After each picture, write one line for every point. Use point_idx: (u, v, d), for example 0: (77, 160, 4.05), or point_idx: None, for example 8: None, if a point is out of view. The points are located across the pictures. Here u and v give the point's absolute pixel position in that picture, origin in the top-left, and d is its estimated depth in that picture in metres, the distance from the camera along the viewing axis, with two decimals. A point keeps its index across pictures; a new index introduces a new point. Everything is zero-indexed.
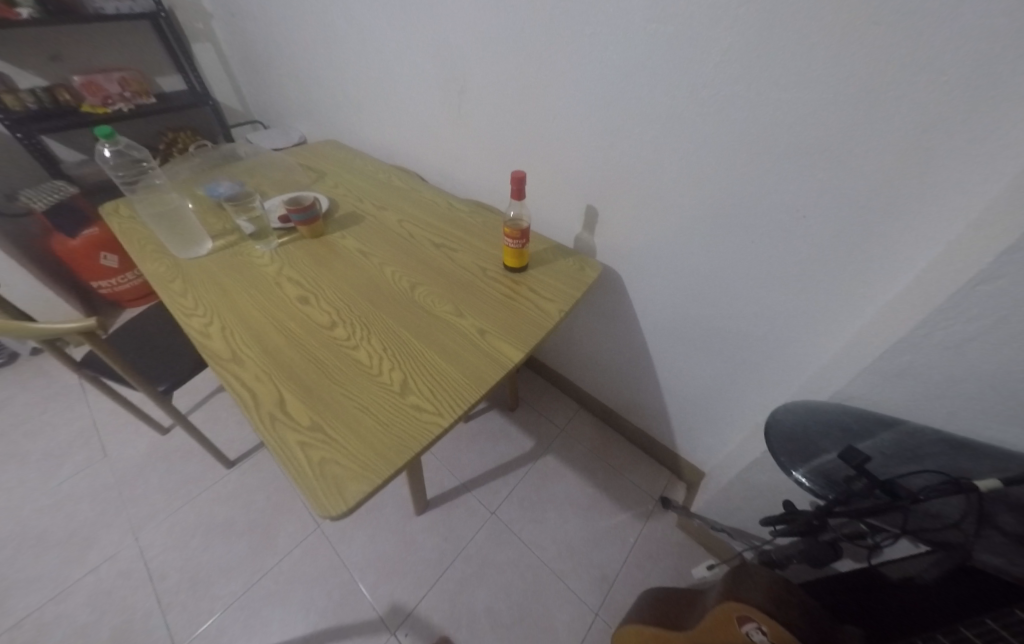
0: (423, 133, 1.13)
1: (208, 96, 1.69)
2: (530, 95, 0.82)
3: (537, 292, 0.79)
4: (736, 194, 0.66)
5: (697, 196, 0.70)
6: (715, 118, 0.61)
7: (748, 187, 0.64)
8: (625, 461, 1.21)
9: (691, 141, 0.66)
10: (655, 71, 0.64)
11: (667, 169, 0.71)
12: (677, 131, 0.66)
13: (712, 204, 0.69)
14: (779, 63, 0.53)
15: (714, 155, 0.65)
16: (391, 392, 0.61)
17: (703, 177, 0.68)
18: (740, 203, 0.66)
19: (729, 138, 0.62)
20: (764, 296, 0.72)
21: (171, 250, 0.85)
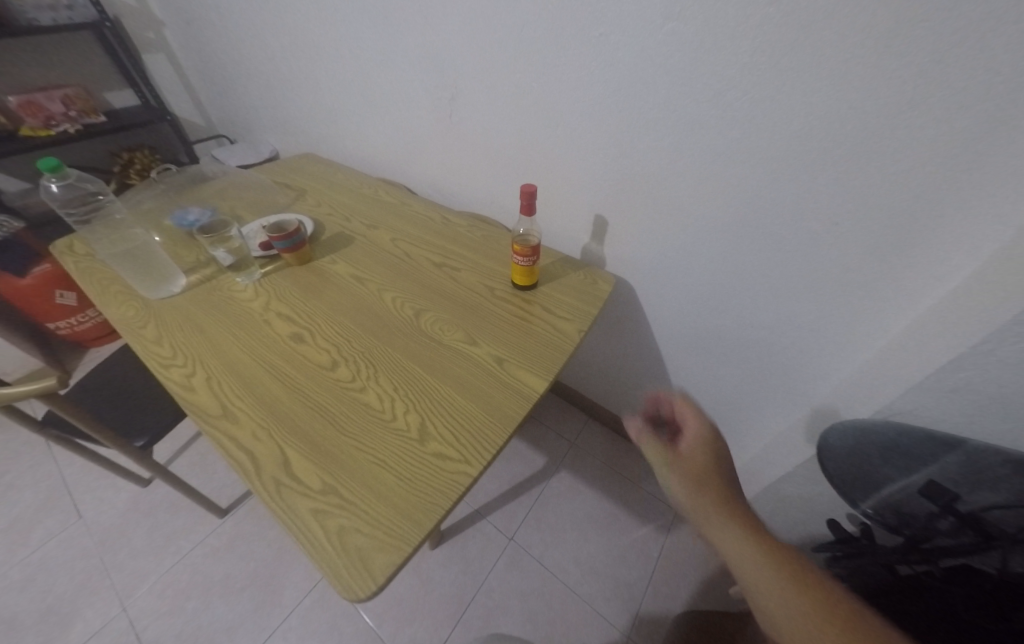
0: (411, 144, 1.06)
1: (165, 111, 1.57)
2: (530, 101, 0.76)
3: (551, 310, 0.74)
4: (762, 199, 0.62)
5: (717, 200, 0.66)
6: (738, 121, 0.58)
7: (774, 187, 0.60)
8: (639, 472, 1.18)
9: (709, 147, 0.62)
10: (675, 70, 0.59)
11: (684, 174, 0.67)
12: (697, 134, 0.62)
13: (733, 208, 0.65)
14: (819, 57, 0.48)
15: (737, 159, 0.61)
16: (409, 440, 0.54)
17: (725, 180, 0.63)
18: (766, 207, 0.62)
19: (751, 143, 0.58)
20: (792, 302, 0.68)
21: (135, 291, 0.76)
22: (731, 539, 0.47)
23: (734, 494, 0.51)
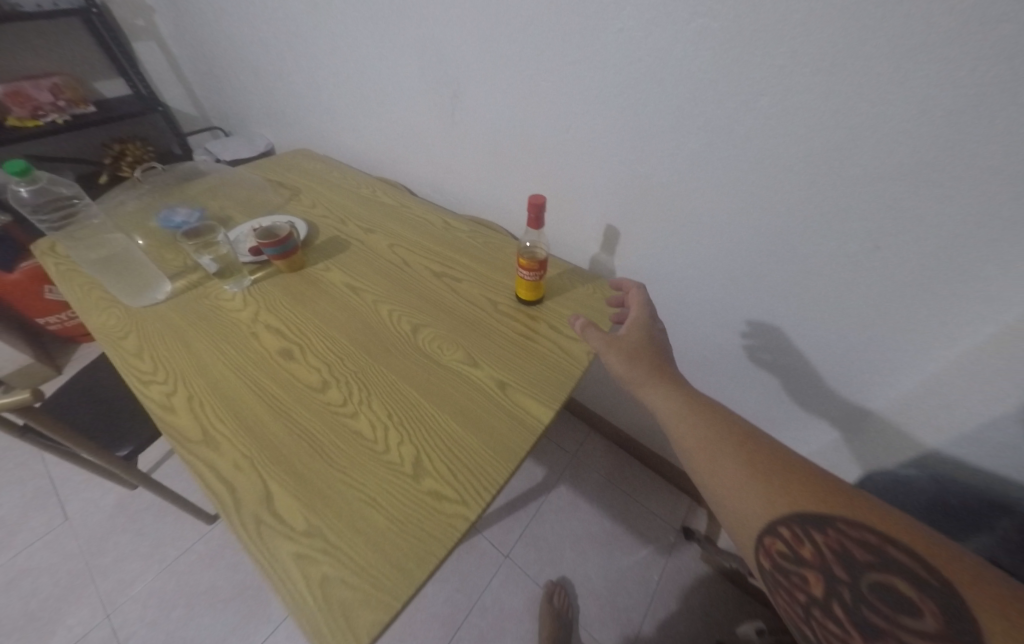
0: (410, 142, 1.01)
1: (156, 102, 1.52)
2: (538, 101, 0.71)
3: (557, 329, 0.69)
4: (789, 217, 0.57)
5: (741, 214, 0.61)
6: (770, 131, 0.52)
7: (806, 205, 0.54)
8: (642, 488, 1.14)
9: (733, 159, 0.57)
10: (704, 72, 0.53)
11: (707, 185, 0.61)
12: (722, 143, 0.56)
13: (759, 223, 0.60)
14: (871, 61, 0.42)
15: (767, 171, 0.55)
16: (402, 476, 0.50)
17: (752, 194, 0.58)
18: (796, 225, 0.57)
19: (782, 155, 0.53)
20: (815, 326, 0.63)
21: (115, 299, 0.71)
22: (658, 398, 0.54)
23: (663, 367, 0.58)
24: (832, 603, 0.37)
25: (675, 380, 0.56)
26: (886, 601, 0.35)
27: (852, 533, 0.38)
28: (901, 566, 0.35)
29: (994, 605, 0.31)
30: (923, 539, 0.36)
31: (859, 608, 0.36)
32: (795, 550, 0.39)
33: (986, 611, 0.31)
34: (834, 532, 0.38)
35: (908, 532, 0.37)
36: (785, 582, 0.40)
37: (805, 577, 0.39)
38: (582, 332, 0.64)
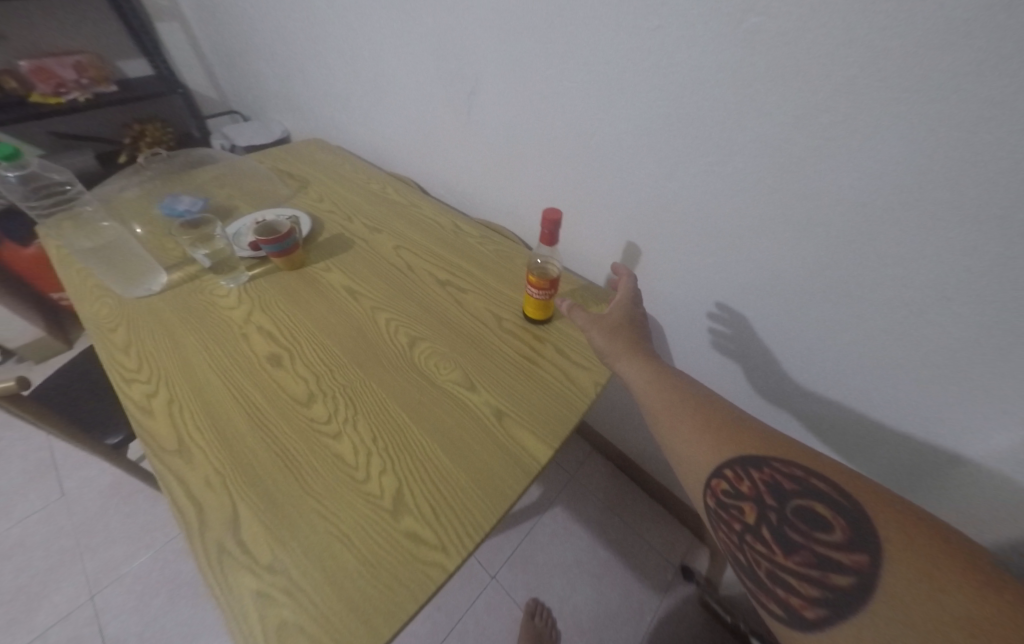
0: (423, 138, 0.97)
1: (178, 84, 1.51)
2: (559, 107, 0.66)
3: (563, 354, 0.64)
4: (830, 259, 0.49)
5: (779, 247, 0.53)
6: (825, 153, 0.44)
7: (860, 244, 0.46)
8: (642, 518, 1.08)
9: (774, 185, 0.50)
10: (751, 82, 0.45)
11: (742, 210, 0.54)
12: (764, 164, 0.49)
13: (799, 259, 0.52)
14: (972, 79, 0.33)
15: (816, 201, 0.47)
16: (381, 512, 0.46)
17: (795, 225, 0.50)
18: (843, 265, 0.49)
19: (834, 185, 0.45)
20: (850, 376, 0.56)
21: (105, 289, 0.68)
22: (630, 362, 0.57)
23: (637, 337, 0.60)
24: (761, 526, 0.41)
25: (646, 348, 0.58)
26: (805, 522, 0.39)
27: (783, 468, 0.42)
28: (826, 495, 0.39)
29: (893, 520, 0.36)
30: (842, 474, 0.41)
31: (782, 529, 0.40)
32: (735, 486, 0.43)
33: (886, 524, 0.36)
34: (769, 469, 0.42)
35: (831, 469, 0.41)
36: (724, 515, 0.43)
37: (741, 507, 0.42)
38: (569, 313, 0.64)
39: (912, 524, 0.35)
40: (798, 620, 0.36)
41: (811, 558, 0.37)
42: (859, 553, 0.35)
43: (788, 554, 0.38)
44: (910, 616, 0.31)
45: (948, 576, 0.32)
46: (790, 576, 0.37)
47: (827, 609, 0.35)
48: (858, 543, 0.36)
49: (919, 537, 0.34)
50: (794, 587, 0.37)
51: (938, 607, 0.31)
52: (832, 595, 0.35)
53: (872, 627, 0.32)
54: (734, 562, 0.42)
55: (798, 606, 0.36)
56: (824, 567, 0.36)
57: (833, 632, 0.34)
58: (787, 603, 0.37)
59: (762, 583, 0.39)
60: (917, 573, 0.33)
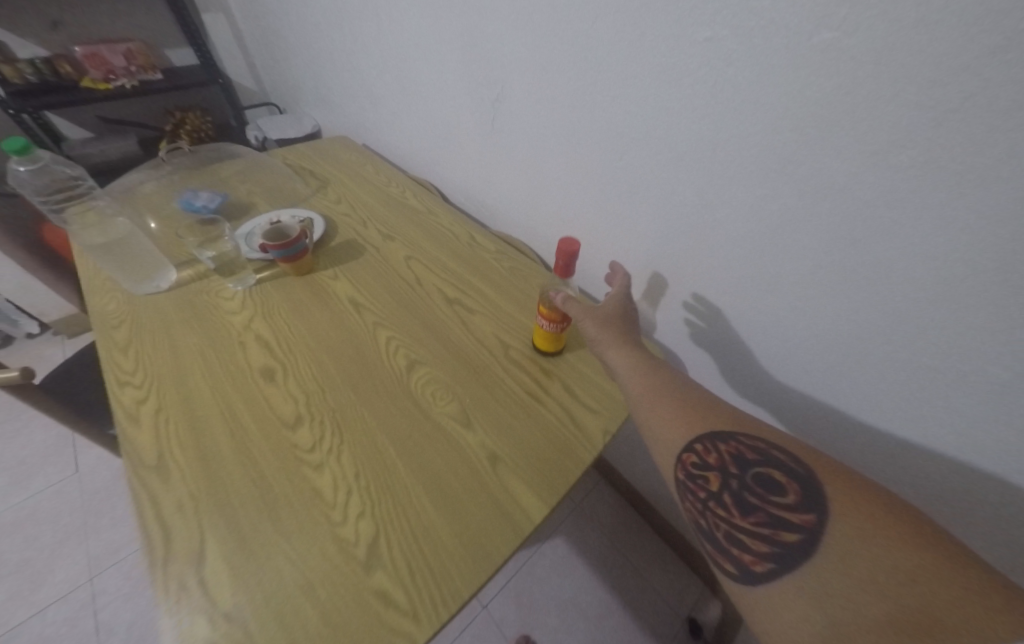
0: (445, 143, 0.93)
1: (218, 74, 1.54)
2: (585, 124, 0.60)
3: (572, 395, 0.58)
4: (895, 327, 0.41)
5: (830, 303, 0.45)
6: (905, 206, 0.35)
7: (935, 315, 0.38)
8: (648, 560, 1.01)
9: (833, 234, 0.41)
10: (811, 110, 0.37)
11: (788, 256, 0.46)
12: (822, 210, 0.41)
13: (855, 319, 0.44)
14: None
15: (881, 257, 0.39)
16: (354, 564, 0.42)
17: (852, 282, 0.42)
18: (911, 335, 0.40)
19: (911, 244, 0.36)
20: (905, 456, 0.48)
21: (114, 283, 0.68)
22: (617, 348, 0.54)
23: (643, 349, 0.54)
24: (721, 492, 0.41)
25: (632, 333, 0.56)
26: (762, 487, 0.40)
27: (746, 439, 0.43)
28: (782, 463, 0.40)
29: (842, 485, 0.37)
30: (799, 446, 0.42)
31: (741, 494, 0.40)
32: (700, 456, 0.43)
33: (835, 488, 0.37)
34: (733, 441, 0.43)
35: (788, 441, 0.42)
36: (692, 486, 0.43)
37: (705, 475, 0.42)
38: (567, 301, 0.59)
39: (859, 489, 0.36)
40: (750, 578, 0.37)
41: (765, 520, 0.38)
42: (808, 513, 0.36)
43: (745, 516, 0.39)
44: (849, 568, 0.33)
45: (887, 534, 0.33)
46: (745, 536, 0.38)
47: (777, 565, 0.36)
48: (808, 506, 0.37)
49: (866, 500, 0.35)
50: (747, 546, 0.38)
51: (876, 560, 0.32)
52: (781, 551, 0.36)
53: (815, 579, 0.33)
54: (696, 527, 0.42)
55: (750, 563, 0.37)
56: (776, 528, 0.37)
57: (780, 586, 0.35)
58: (740, 562, 0.38)
59: (720, 545, 0.40)
60: (860, 530, 0.34)
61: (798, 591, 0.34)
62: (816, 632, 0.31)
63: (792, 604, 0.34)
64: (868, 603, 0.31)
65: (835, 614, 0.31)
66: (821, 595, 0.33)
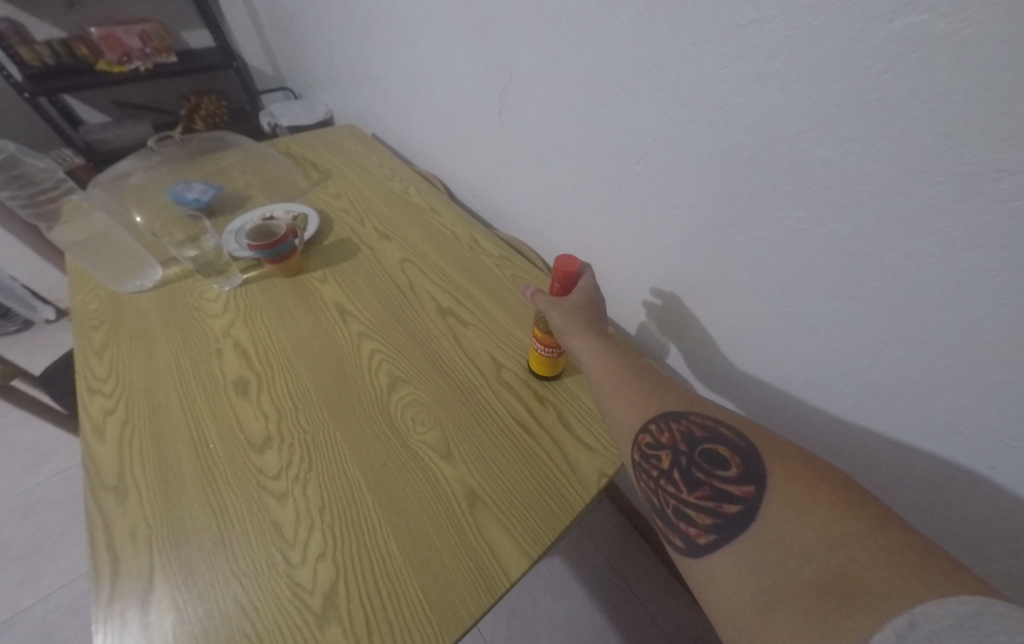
0: (453, 137, 0.87)
1: (233, 58, 1.52)
2: (599, 124, 0.53)
3: (566, 427, 0.52)
4: (971, 384, 0.33)
5: (885, 346, 0.37)
6: (999, 239, 0.27)
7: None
8: (649, 588, 0.95)
9: (894, 267, 0.34)
10: (882, 122, 0.30)
11: (833, 289, 0.38)
12: (881, 236, 0.33)
13: (916, 371, 0.36)
14: None
15: (959, 301, 0.31)
16: (305, 615, 0.38)
17: (917, 326, 0.34)
18: (987, 396, 0.33)
19: (998, 288, 0.29)
20: (961, 527, 0.40)
21: (98, 279, 0.65)
22: (583, 335, 0.49)
23: (634, 358, 0.49)
24: (671, 469, 0.39)
25: (602, 322, 0.51)
26: (709, 463, 0.38)
27: (698, 419, 0.41)
28: (727, 437, 0.38)
29: (783, 456, 0.35)
30: (747, 422, 0.40)
31: (690, 471, 0.38)
32: (653, 435, 0.41)
33: (776, 459, 0.35)
34: (685, 421, 0.41)
35: (737, 418, 0.40)
36: (642, 462, 0.40)
37: (657, 453, 0.40)
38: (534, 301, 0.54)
39: (800, 460, 0.34)
40: (695, 551, 0.34)
41: (710, 493, 0.36)
42: (749, 484, 0.34)
43: (691, 490, 0.37)
44: (782, 533, 0.31)
45: (823, 500, 0.31)
46: (691, 510, 0.36)
47: (720, 536, 0.33)
48: (750, 479, 0.35)
49: (806, 470, 0.33)
50: (693, 518, 0.35)
51: (810, 525, 0.30)
52: (723, 521, 0.34)
53: (754, 547, 0.31)
54: (645, 503, 0.40)
55: (694, 536, 0.35)
56: (719, 499, 0.35)
57: (722, 556, 0.32)
58: (685, 536, 0.35)
59: (667, 520, 0.37)
60: (798, 497, 0.32)
61: (739, 561, 0.31)
62: (751, 600, 0.29)
63: (731, 572, 0.31)
64: (802, 568, 0.29)
65: (771, 579, 0.29)
66: (759, 562, 0.30)
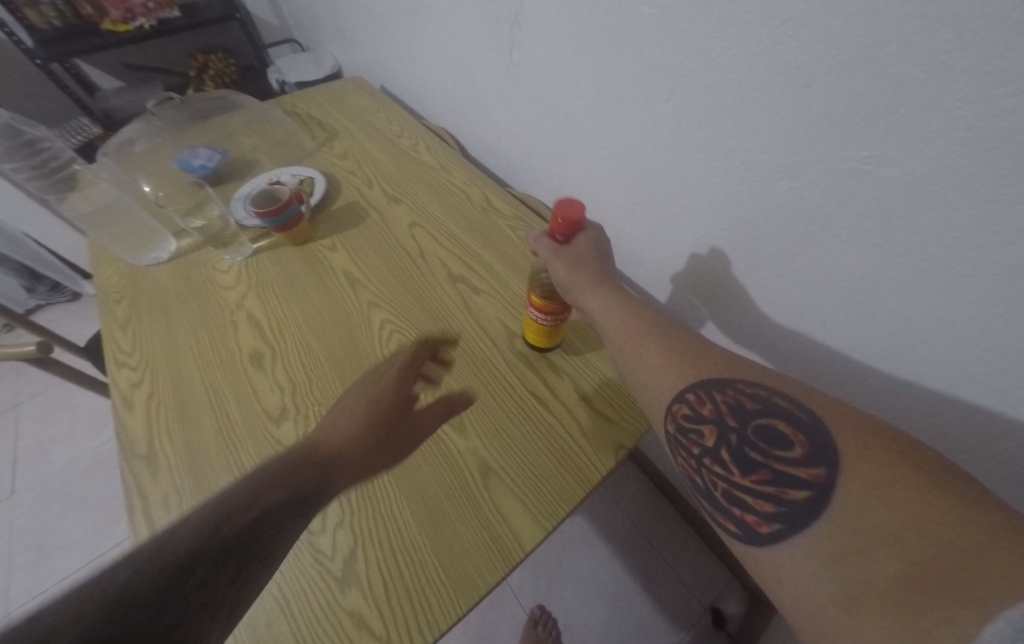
0: (462, 83, 0.79)
1: (235, 8, 1.43)
2: (625, 56, 0.45)
3: (583, 398, 0.50)
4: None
5: (957, 319, 0.31)
6: None
7: None
8: (673, 546, 0.96)
9: (970, 227, 0.28)
10: (1004, 36, 0.22)
11: (893, 248, 0.32)
12: (963, 187, 0.27)
13: (988, 348, 0.31)
14: None
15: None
16: (326, 579, 0.39)
17: (1001, 296, 0.28)
18: None
19: None
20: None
21: (115, 253, 0.66)
22: (598, 291, 0.45)
23: (670, 327, 0.43)
24: (718, 447, 0.34)
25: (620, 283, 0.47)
26: (766, 441, 0.33)
27: (749, 394, 0.35)
28: (787, 413, 0.33)
29: (859, 432, 0.29)
30: (817, 396, 0.34)
31: (742, 450, 0.33)
32: (692, 408, 0.37)
33: (848, 436, 0.29)
34: (734, 396, 0.35)
35: (799, 390, 0.35)
36: (684, 440, 0.37)
37: (699, 429, 0.36)
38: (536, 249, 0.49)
39: (882, 439, 0.28)
40: (756, 540, 0.30)
41: (770, 477, 0.31)
42: (818, 467, 0.29)
43: (745, 472, 0.32)
44: (858, 519, 0.26)
45: (909, 486, 0.25)
46: (748, 495, 0.32)
47: (785, 526, 0.29)
48: (818, 462, 0.29)
49: (886, 450, 0.28)
50: (751, 505, 0.31)
51: (894, 510, 0.25)
52: (787, 508, 0.29)
53: (826, 536, 0.27)
54: (693, 487, 0.36)
55: (754, 524, 0.30)
56: (781, 483, 0.30)
57: (788, 547, 0.28)
58: (744, 523, 0.31)
59: (720, 505, 0.33)
60: (877, 480, 0.26)
61: (807, 551, 0.27)
62: (823, 595, 0.25)
63: (800, 563, 0.27)
64: (882, 559, 0.24)
65: (848, 573, 0.25)
66: (833, 552, 0.26)
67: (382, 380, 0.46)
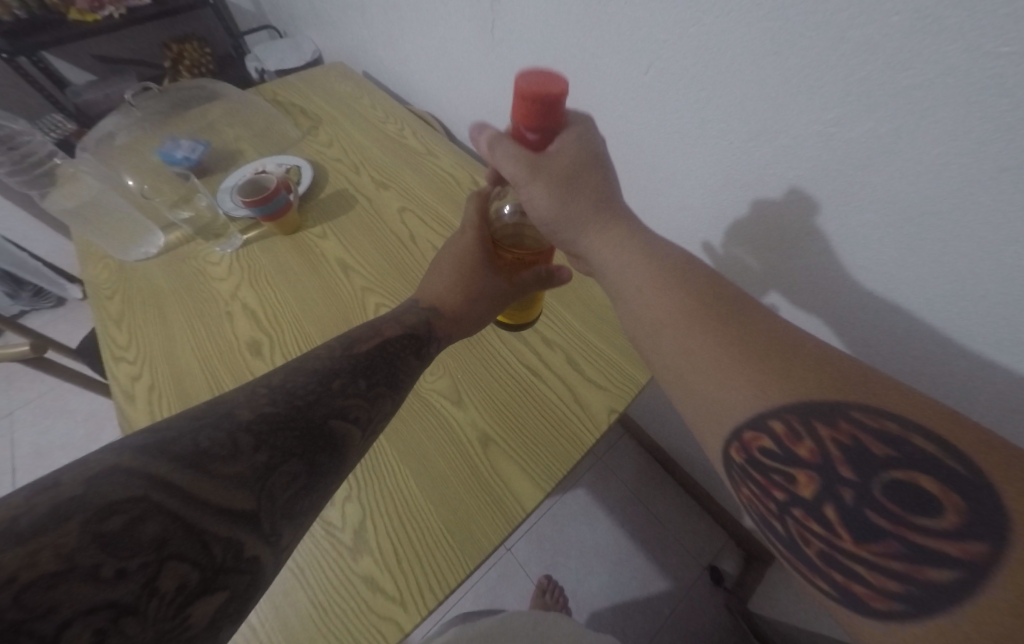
0: (445, 65, 0.78)
1: None
2: (607, 27, 0.45)
3: (576, 367, 0.52)
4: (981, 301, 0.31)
5: (919, 271, 0.33)
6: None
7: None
8: (670, 512, 1.00)
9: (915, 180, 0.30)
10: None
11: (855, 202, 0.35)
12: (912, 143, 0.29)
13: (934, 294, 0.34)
14: None
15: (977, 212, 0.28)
16: (337, 548, 0.41)
17: (953, 248, 0.30)
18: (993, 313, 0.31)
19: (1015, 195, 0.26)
20: None
21: (103, 248, 0.65)
22: (605, 234, 0.36)
23: (728, 308, 0.30)
24: (817, 500, 0.23)
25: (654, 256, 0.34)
26: (898, 499, 0.21)
27: (870, 425, 0.22)
28: (928, 456, 0.21)
29: None
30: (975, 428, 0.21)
31: (859, 511, 0.21)
32: (775, 438, 0.25)
33: None
34: (842, 422, 0.23)
35: (946, 418, 0.22)
36: (756, 476, 0.26)
37: (788, 470, 0.24)
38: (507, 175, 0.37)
39: None
40: (856, 611, 0.21)
41: (900, 551, 0.20)
42: (982, 543, 0.18)
43: (859, 538, 0.21)
44: None
45: None
46: (858, 565, 0.21)
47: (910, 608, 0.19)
48: (986, 534, 0.18)
49: None
50: (860, 576, 0.21)
51: None
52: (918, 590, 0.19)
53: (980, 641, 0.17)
54: (761, 528, 0.26)
55: (863, 598, 0.21)
56: (917, 559, 0.19)
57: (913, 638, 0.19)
58: (842, 591, 0.22)
59: (805, 563, 0.23)
60: None
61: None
62: None
63: None
64: None
65: None
66: None
67: (463, 240, 0.47)
